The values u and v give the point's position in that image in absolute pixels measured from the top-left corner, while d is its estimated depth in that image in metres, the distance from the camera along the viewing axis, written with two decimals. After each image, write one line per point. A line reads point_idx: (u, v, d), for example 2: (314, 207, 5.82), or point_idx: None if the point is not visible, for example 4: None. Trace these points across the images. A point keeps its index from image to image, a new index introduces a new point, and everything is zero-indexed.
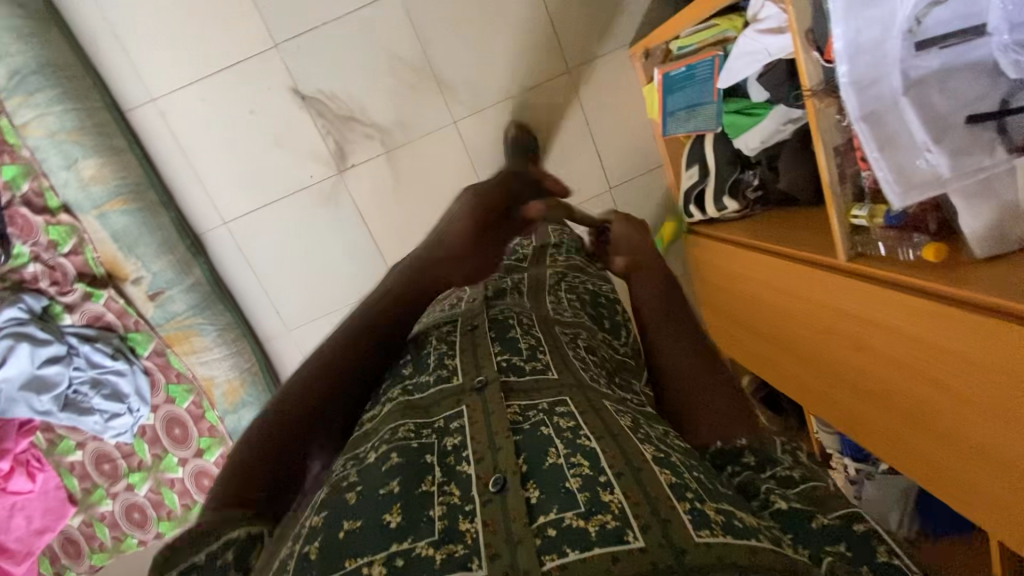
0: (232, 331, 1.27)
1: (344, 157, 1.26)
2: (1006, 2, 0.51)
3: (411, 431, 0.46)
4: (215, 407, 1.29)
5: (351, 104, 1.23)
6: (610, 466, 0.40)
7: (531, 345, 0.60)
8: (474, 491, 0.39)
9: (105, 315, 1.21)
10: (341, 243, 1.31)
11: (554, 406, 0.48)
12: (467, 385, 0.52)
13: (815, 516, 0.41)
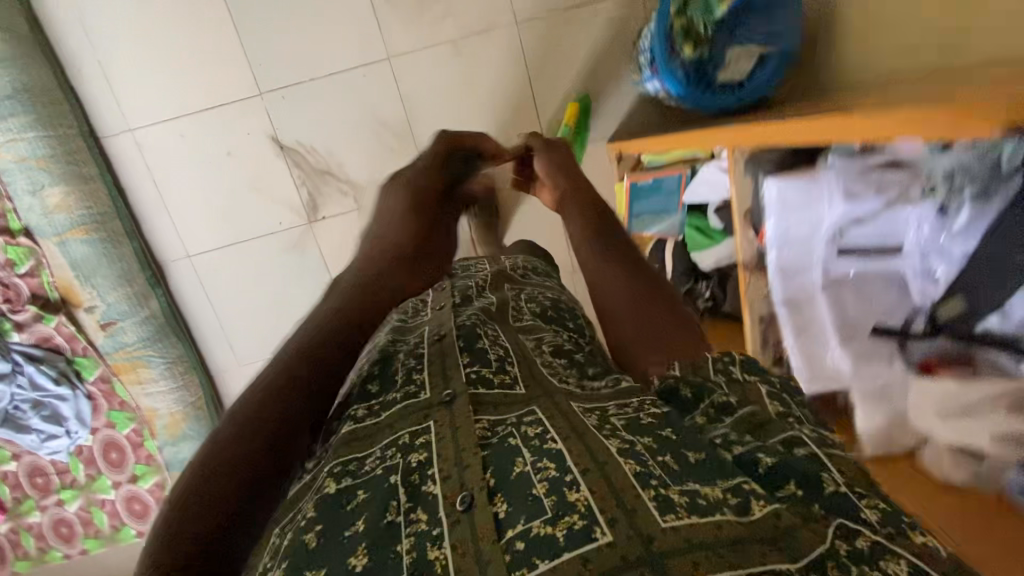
0: (182, 364, 1.28)
1: (316, 209, 1.29)
2: (914, 238, 0.67)
3: (376, 459, 0.44)
4: (155, 438, 1.29)
5: (329, 159, 1.27)
6: (578, 469, 0.39)
7: (501, 355, 0.55)
8: (441, 512, 0.38)
9: (54, 338, 1.21)
10: (304, 291, 1.34)
11: (526, 422, 0.45)
12: (432, 400, 0.49)
13: (762, 456, 0.39)
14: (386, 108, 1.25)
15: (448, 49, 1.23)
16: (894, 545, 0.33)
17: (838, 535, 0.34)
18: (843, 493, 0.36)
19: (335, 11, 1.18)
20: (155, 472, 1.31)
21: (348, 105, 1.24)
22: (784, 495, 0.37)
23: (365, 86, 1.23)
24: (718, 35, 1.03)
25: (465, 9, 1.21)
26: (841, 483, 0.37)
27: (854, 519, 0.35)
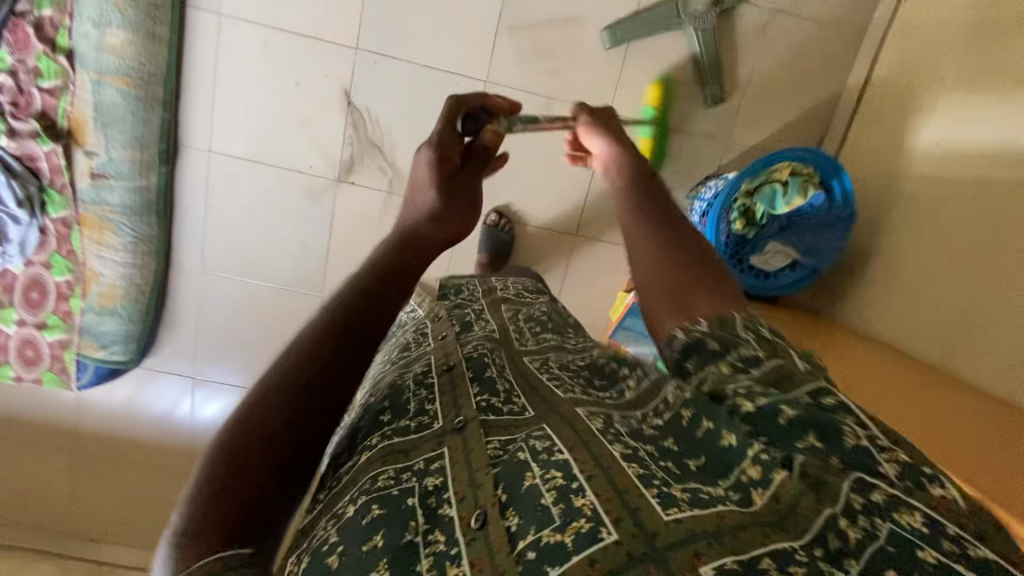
0: (146, 246, 1.25)
1: (350, 170, 1.29)
2: None
3: (389, 479, 0.48)
4: (83, 298, 1.25)
5: (386, 136, 1.27)
6: (583, 475, 0.43)
7: (508, 387, 0.60)
8: (458, 533, 0.43)
9: (39, 161, 1.16)
10: (297, 237, 1.33)
11: (529, 437, 0.50)
12: (444, 427, 0.53)
13: (783, 410, 0.44)
14: None
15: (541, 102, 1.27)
16: (911, 499, 0.39)
17: (854, 488, 0.40)
18: (862, 447, 0.42)
19: (464, 15, 1.20)
20: (64, 329, 1.26)
21: (429, 100, 1.26)
22: (805, 446, 0.42)
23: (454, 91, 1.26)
24: (767, 226, 1.12)
25: (574, 76, 1.25)
26: (863, 438, 0.42)
27: (873, 474, 0.40)
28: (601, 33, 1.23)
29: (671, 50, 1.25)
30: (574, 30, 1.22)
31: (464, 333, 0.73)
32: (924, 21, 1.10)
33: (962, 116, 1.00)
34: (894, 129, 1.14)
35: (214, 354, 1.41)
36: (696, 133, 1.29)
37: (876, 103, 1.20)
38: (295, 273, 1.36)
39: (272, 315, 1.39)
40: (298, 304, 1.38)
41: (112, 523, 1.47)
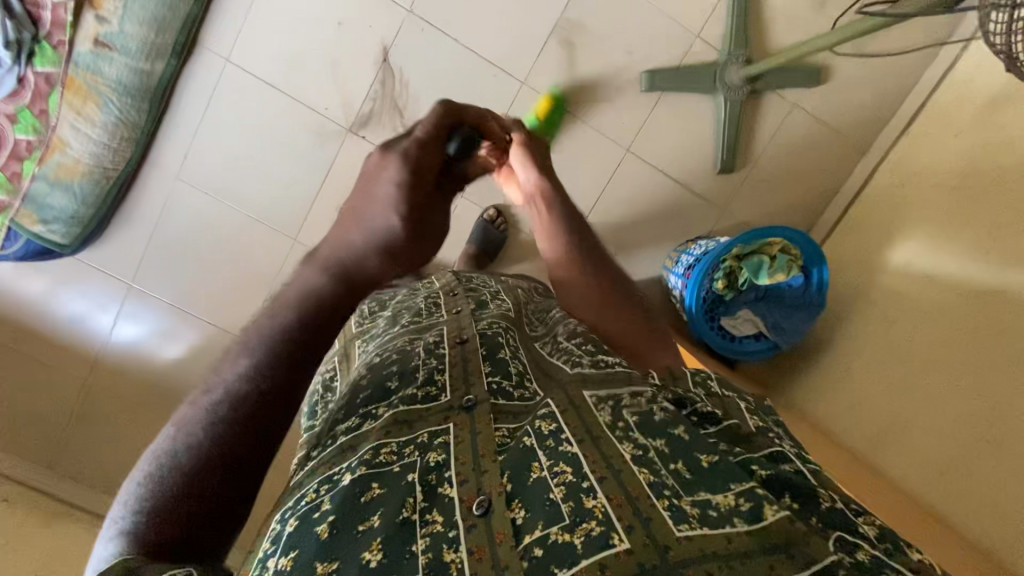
0: (129, 131, 1.17)
1: (363, 125, 1.28)
2: None
3: (393, 452, 0.58)
4: (39, 165, 1.14)
5: (411, 100, 1.26)
6: (589, 472, 0.54)
7: (519, 370, 0.69)
8: (459, 514, 0.52)
9: (44, 9, 1.07)
10: (287, 174, 1.29)
11: (541, 418, 0.60)
12: (455, 403, 0.63)
13: (755, 470, 0.57)
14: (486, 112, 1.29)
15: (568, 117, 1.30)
16: (890, 559, 0.50)
17: (841, 549, 0.49)
18: (835, 511, 0.54)
19: (520, 15, 1.23)
20: (5, 191, 1.15)
21: (465, 81, 1.26)
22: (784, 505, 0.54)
23: (490, 82, 1.27)
24: (746, 293, 1.19)
25: (605, 105, 1.29)
26: (834, 502, 0.55)
27: (854, 534, 0.52)
28: (641, 75, 1.27)
29: (697, 109, 1.31)
30: (617, 63, 1.27)
31: (477, 309, 0.81)
32: (921, 154, 1.22)
33: (936, 243, 1.10)
34: (871, 241, 1.24)
35: (161, 269, 1.33)
36: (698, 193, 1.36)
37: (859, 216, 1.31)
38: (273, 209, 1.31)
39: (233, 245, 1.33)
40: (264, 243, 1.33)
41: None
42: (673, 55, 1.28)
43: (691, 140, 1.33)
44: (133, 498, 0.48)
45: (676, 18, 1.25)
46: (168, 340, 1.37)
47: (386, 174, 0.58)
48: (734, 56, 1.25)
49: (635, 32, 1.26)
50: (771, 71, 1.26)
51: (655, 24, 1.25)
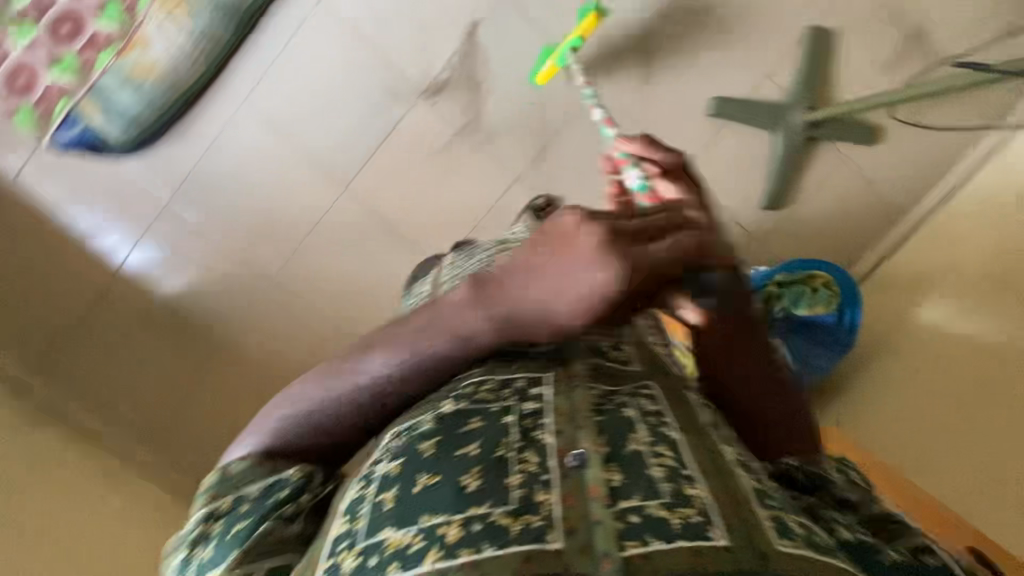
0: (211, 44, 1.20)
1: (438, 91, 1.29)
2: None
3: (493, 392, 0.58)
4: (117, 58, 1.18)
5: (488, 77, 1.29)
6: (691, 464, 0.50)
7: (618, 335, 0.70)
8: (553, 463, 0.50)
9: None
10: (352, 124, 1.29)
11: (637, 394, 0.59)
12: (551, 357, 0.62)
13: (888, 554, 0.50)
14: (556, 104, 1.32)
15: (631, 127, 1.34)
16: None
17: None
18: None
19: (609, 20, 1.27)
20: (75, 76, 1.19)
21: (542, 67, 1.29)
22: None
23: (564, 78, 1.31)
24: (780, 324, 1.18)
25: (669, 125, 1.34)
26: None
27: None
28: (709, 99, 1.32)
29: (755, 146, 1.36)
30: (690, 86, 1.32)
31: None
32: (957, 230, 1.29)
33: (968, 315, 1.16)
34: (898, 301, 1.29)
35: (201, 194, 1.31)
36: (739, 225, 1.41)
37: (887, 276, 1.36)
38: (330, 157, 1.31)
39: (278, 182, 1.31)
40: (310, 187, 1.32)
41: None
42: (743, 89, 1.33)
43: (742, 175, 1.38)
44: (272, 429, 0.59)
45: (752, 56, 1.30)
46: (171, 270, 1.34)
47: (587, 274, 0.47)
48: (801, 100, 1.29)
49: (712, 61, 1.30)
50: (830, 121, 1.29)
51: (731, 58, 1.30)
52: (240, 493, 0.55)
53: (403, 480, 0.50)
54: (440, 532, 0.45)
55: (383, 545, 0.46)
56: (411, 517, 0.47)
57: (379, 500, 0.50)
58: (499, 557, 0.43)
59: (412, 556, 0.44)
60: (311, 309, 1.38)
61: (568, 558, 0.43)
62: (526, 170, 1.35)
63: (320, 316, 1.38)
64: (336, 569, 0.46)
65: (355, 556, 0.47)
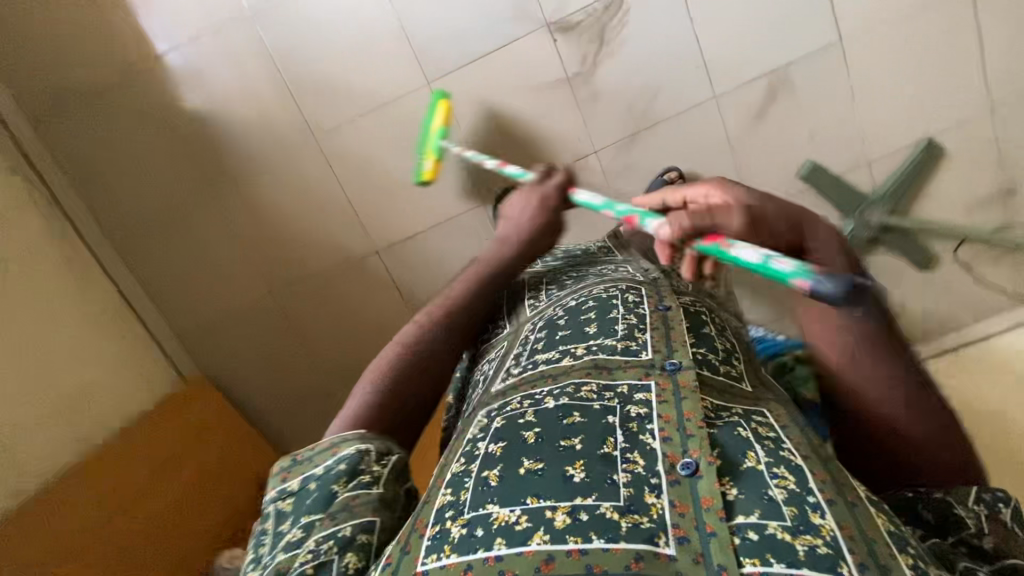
0: None
1: (564, 30, 1.37)
2: None
3: (594, 392, 0.59)
4: None
5: (617, 35, 1.37)
6: (816, 490, 0.48)
7: (725, 349, 0.69)
8: (661, 468, 0.50)
9: None
10: (472, 38, 1.39)
11: (751, 413, 0.57)
12: (658, 364, 0.62)
13: None
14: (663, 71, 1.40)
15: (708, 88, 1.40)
16: None
17: None
18: None
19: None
20: None
21: (671, 28, 1.37)
22: None
23: (682, 45, 1.38)
24: None
25: (743, 110, 1.42)
26: None
27: None
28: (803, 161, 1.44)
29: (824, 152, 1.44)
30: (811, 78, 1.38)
31: (671, 289, 0.82)
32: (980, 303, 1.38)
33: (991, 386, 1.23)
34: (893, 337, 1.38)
35: (313, 51, 1.40)
36: None
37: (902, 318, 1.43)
38: (429, 51, 1.40)
39: (362, 60, 1.41)
40: (402, 66, 1.41)
41: (20, 68, 1.39)
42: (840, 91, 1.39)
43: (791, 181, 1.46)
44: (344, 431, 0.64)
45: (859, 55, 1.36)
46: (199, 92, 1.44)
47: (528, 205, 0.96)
48: (882, 202, 1.41)
49: (819, 44, 1.36)
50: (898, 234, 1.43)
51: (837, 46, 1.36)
52: (306, 475, 0.58)
53: (507, 460, 0.52)
54: (547, 516, 0.46)
55: (489, 519, 0.47)
56: (517, 497, 0.48)
57: (484, 477, 0.51)
58: (610, 550, 0.43)
59: (518, 535, 0.45)
60: (339, 174, 1.50)
61: (678, 565, 0.43)
62: (610, 146, 1.46)
63: (351, 198, 1.52)
64: (440, 536, 0.47)
65: (459, 526, 0.48)
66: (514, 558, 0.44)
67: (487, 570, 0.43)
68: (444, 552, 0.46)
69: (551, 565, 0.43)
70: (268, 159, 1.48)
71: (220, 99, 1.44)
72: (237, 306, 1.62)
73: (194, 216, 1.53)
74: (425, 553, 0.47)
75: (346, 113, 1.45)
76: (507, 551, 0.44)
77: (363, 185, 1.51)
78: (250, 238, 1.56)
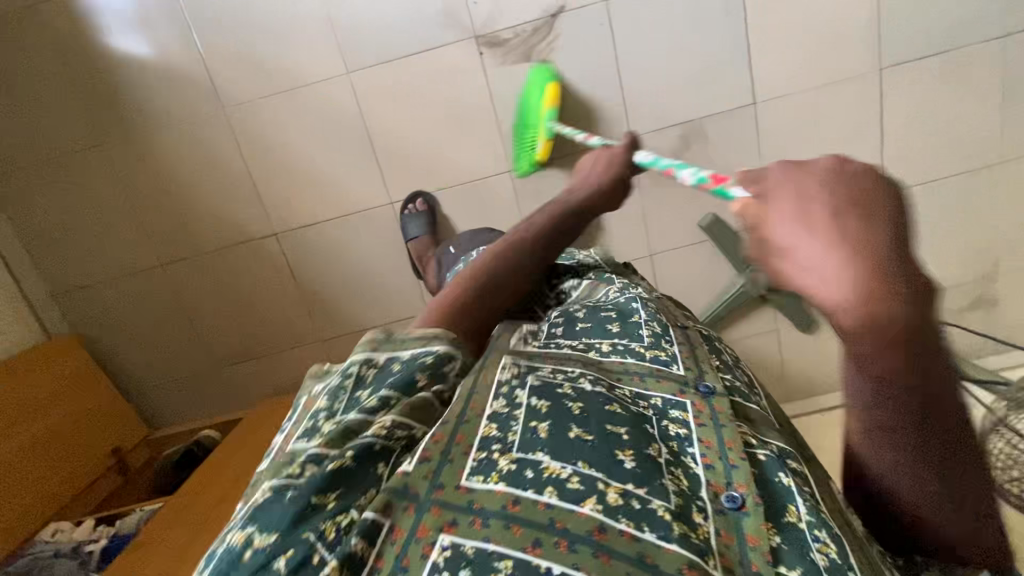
0: None
1: (490, 45, 1.50)
2: None
3: (631, 398, 0.60)
4: None
5: (542, 59, 1.52)
6: (855, 567, 0.47)
7: (748, 383, 0.70)
8: (706, 496, 0.50)
9: None
10: (400, 39, 1.50)
11: (786, 456, 0.57)
12: (691, 383, 0.63)
13: None
14: (582, 106, 1.56)
15: (622, 125, 1.57)
16: None
17: None
18: None
19: (660, 49, 1.51)
20: None
21: (586, 66, 1.52)
22: None
23: (596, 86, 1.54)
24: None
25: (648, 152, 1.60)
26: None
27: None
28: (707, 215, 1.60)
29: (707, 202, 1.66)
30: (704, 133, 1.58)
31: (674, 307, 0.85)
32: None
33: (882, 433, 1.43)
34: None
35: (235, 27, 1.50)
36: (668, 250, 1.71)
37: None
38: (353, 45, 1.51)
39: (287, 38, 1.50)
40: (323, 47, 1.51)
41: None
42: (733, 153, 1.60)
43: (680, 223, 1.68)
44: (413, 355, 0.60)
45: (765, 110, 1.56)
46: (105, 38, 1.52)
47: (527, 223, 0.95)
48: None
49: (723, 98, 1.55)
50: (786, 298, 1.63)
51: (742, 99, 1.55)
52: (396, 357, 0.59)
53: (555, 418, 0.53)
54: (600, 488, 0.47)
55: (540, 465, 0.48)
56: (569, 456, 0.49)
57: (532, 427, 0.52)
58: (663, 548, 0.43)
59: (572, 493, 0.46)
60: (248, 144, 1.60)
61: None
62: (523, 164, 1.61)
63: (257, 169, 1.62)
64: (486, 461, 0.49)
65: (508, 460, 0.49)
66: (567, 513, 0.44)
67: (536, 512, 0.44)
68: (491, 478, 0.47)
69: (603, 534, 0.43)
70: (174, 114, 1.58)
71: (125, 46, 1.53)
72: (124, 270, 1.74)
73: (95, 163, 1.63)
74: (469, 472, 0.48)
75: (257, 93, 1.55)
76: (558, 502, 0.45)
77: (269, 156, 1.61)
78: (144, 189, 1.65)
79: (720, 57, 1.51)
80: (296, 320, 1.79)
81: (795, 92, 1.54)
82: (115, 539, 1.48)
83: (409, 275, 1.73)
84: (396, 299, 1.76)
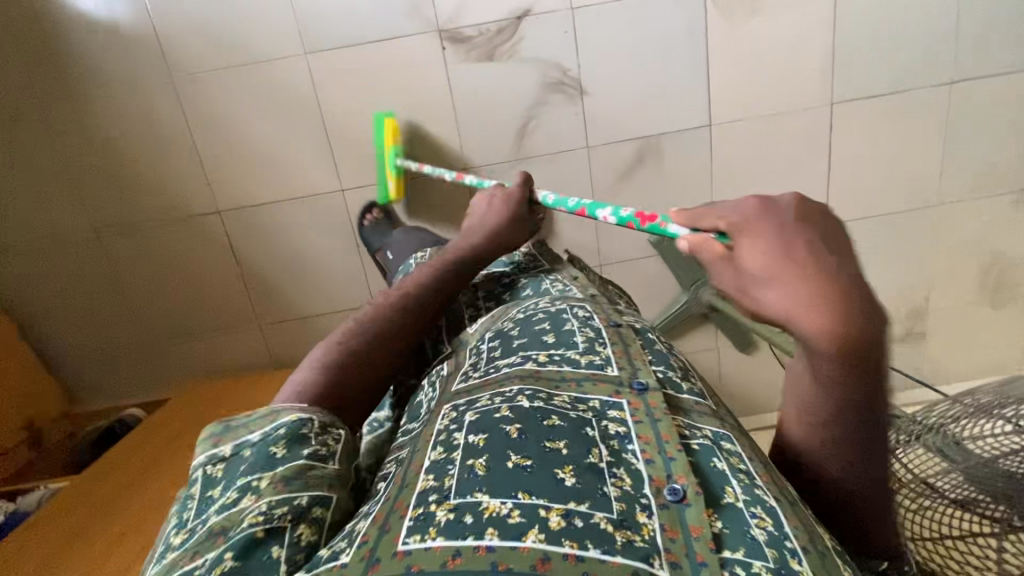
0: None
1: (453, 39, 1.46)
2: None
3: (566, 402, 0.57)
4: None
5: (504, 59, 1.48)
6: (792, 535, 0.46)
7: (681, 368, 0.69)
8: (646, 490, 0.48)
9: None
10: (359, 22, 1.43)
11: (720, 439, 0.55)
12: (626, 381, 0.60)
13: None
14: (541, 111, 1.53)
15: (580, 134, 1.56)
16: None
17: None
18: None
19: (623, 62, 1.50)
20: None
21: (549, 71, 1.50)
22: None
23: (557, 92, 1.52)
24: None
25: (605, 163, 1.59)
26: None
27: None
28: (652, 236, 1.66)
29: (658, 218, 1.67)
30: (660, 150, 1.59)
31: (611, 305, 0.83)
32: None
33: None
34: None
35: None
36: (619, 262, 1.71)
37: None
38: (308, 21, 1.42)
39: (237, 7, 1.40)
40: (276, 20, 1.42)
41: None
42: (686, 172, 1.61)
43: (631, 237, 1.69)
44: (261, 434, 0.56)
45: (718, 133, 1.58)
46: None
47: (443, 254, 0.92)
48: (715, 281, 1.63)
49: (680, 118, 1.56)
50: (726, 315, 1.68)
51: (699, 119, 1.56)
52: (240, 439, 0.56)
53: (492, 450, 0.49)
54: (541, 515, 0.43)
55: (479, 507, 0.44)
56: (508, 488, 0.45)
57: (469, 465, 0.48)
58: (607, 561, 0.40)
59: (512, 528, 0.42)
60: (189, 114, 1.49)
61: None
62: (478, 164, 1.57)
63: (200, 142, 1.51)
64: (424, 517, 0.44)
65: (446, 510, 0.44)
66: (509, 551, 0.40)
67: (478, 559, 0.40)
68: (429, 534, 0.42)
69: (548, 565, 0.39)
70: (107, 75, 1.45)
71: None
72: (46, 234, 1.59)
73: (13, 120, 1.48)
74: (406, 533, 0.43)
75: (205, 63, 1.45)
76: (500, 542, 0.41)
77: (211, 130, 1.51)
78: (71, 152, 1.52)
79: (683, 76, 1.52)
80: (232, 304, 1.69)
81: (750, 119, 1.57)
82: (10, 518, 1.34)
83: (355, 267, 1.66)
84: (339, 292, 1.69)
